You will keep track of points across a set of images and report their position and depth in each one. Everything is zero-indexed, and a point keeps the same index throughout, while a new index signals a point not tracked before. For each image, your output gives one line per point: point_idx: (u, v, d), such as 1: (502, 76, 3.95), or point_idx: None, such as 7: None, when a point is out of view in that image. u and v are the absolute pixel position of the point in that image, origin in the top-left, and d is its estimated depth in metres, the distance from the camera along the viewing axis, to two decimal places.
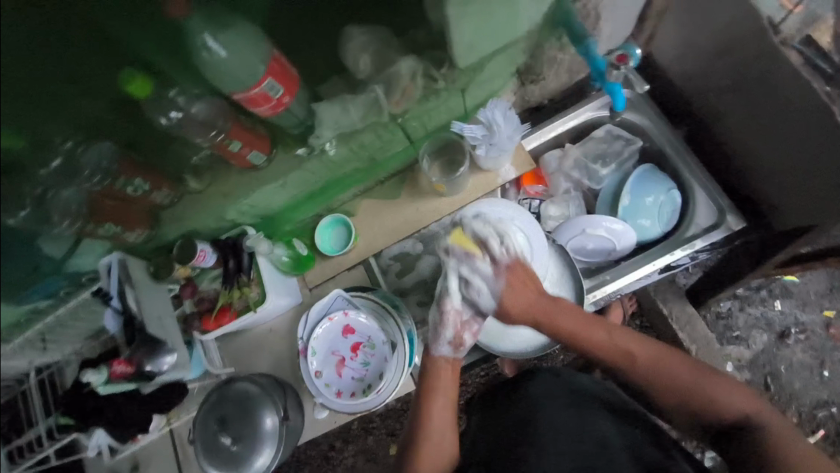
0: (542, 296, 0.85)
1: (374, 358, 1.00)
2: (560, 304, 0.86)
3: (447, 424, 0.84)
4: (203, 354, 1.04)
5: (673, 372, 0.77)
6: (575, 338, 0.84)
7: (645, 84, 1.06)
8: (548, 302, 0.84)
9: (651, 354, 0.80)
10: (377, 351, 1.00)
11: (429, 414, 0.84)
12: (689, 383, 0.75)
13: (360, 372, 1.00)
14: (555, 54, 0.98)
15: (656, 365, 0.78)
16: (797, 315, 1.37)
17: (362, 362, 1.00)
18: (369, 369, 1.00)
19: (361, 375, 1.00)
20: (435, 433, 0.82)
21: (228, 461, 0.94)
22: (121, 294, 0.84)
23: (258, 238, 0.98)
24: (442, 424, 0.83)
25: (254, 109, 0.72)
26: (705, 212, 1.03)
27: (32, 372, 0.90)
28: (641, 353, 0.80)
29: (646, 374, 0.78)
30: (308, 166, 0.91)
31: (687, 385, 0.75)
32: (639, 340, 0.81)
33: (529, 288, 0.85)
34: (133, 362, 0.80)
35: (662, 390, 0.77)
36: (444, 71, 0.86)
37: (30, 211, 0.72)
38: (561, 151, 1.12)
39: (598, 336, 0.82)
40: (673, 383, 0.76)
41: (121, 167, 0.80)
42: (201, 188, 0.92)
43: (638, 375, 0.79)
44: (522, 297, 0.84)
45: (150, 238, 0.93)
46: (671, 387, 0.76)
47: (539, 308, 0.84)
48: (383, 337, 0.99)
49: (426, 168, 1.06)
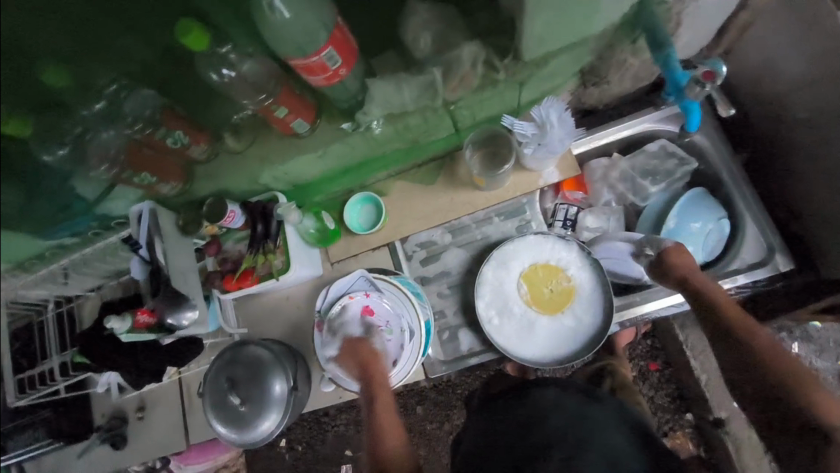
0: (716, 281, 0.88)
1: (389, 344, 0.99)
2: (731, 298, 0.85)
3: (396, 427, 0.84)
4: (219, 310, 1.05)
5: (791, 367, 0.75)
6: (724, 308, 0.82)
7: (731, 107, 0.91)
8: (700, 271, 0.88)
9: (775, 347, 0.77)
10: (393, 339, 0.99)
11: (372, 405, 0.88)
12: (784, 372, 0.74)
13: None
14: (626, 59, 0.91)
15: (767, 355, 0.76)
16: (812, 359, 1.32)
17: (377, 346, 1.00)
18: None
19: None
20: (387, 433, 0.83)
21: (234, 421, 0.95)
22: (150, 245, 0.83)
23: (290, 207, 0.95)
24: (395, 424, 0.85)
25: (308, 77, 0.69)
26: (751, 248, 0.99)
27: (52, 302, 0.98)
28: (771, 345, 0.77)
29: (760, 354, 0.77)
30: (350, 140, 0.88)
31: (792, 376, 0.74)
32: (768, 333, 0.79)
33: (692, 264, 0.88)
34: (156, 313, 0.80)
35: (771, 375, 0.75)
36: (507, 61, 0.81)
37: (68, 149, 0.75)
38: (609, 161, 1.07)
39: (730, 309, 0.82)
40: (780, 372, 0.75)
41: (163, 117, 0.79)
42: (239, 149, 0.90)
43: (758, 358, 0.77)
44: (686, 257, 0.89)
45: (183, 192, 0.92)
46: (792, 379, 0.74)
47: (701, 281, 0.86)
48: (402, 325, 0.98)
49: (467, 159, 1.01)
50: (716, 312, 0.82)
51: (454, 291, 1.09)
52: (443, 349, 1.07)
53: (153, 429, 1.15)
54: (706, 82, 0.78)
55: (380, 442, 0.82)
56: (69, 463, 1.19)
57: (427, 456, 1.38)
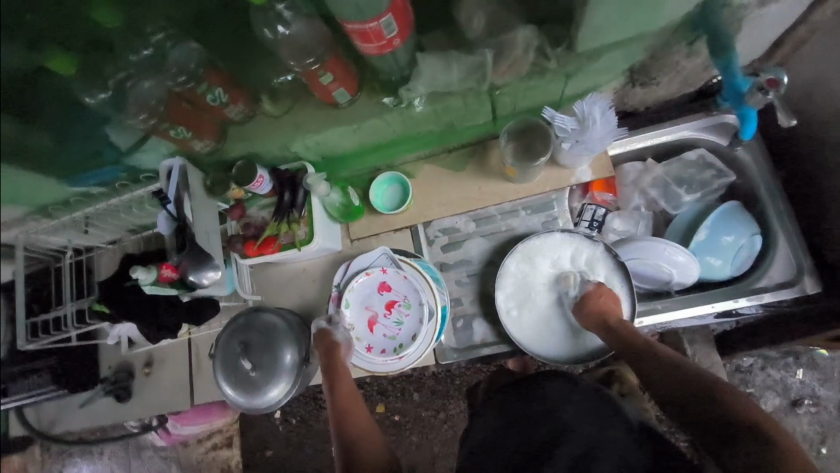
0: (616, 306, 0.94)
1: (408, 318, 0.99)
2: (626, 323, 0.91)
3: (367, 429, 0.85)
4: (236, 274, 1.04)
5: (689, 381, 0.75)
6: (624, 332, 0.89)
7: (793, 118, 0.81)
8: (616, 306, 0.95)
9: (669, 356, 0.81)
10: (413, 312, 0.98)
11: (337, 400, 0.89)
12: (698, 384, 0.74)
13: (393, 331, 0.99)
14: (679, 61, 0.89)
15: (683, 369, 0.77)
16: (815, 387, 1.31)
17: (396, 321, 0.99)
18: (401, 330, 0.99)
19: (393, 333, 0.99)
20: (354, 423, 0.86)
21: (244, 385, 0.95)
22: (178, 201, 0.82)
23: (319, 178, 0.94)
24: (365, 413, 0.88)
25: (360, 44, 0.67)
26: (781, 267, 0.97)
27: (69, 251, 0.96)
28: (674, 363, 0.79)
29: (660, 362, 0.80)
30: (388, 116, 0.86)
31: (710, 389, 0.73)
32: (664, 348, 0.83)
33: (611, 308, 0.93)
34: (179, 269, 0.80)
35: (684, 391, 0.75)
36: (559, 50, 0.79)
37: (108, 95, 0.76)
38: (643, 166, 1.05)
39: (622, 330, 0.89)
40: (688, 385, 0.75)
41: (207, 72, 0.77)
42: (275, 113, 0.88)
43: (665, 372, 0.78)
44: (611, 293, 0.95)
45: (215, 152, 0.91)
46: (695, 385, 0.74)
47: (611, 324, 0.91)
48: (420, 300, 0.98)
49: (502, 147, 0.99)
50: (621, 336, 0.88)
51: (471, 281, 1.08)
52: (456, 337, 1.07)
53: (158, 385, 1.16)
54: (769, 90, 0.77)
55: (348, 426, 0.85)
56: (71, 410, 1.19)
57: (420, 442, 1.39)
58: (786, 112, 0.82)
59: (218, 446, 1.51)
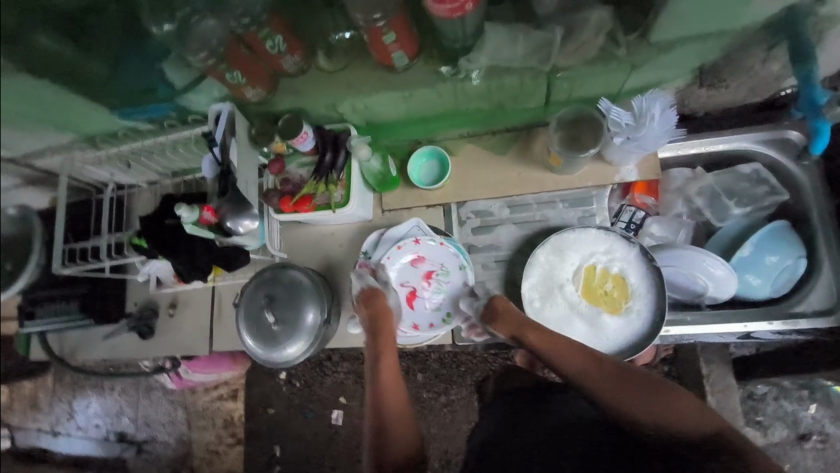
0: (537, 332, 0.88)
1: (448, 285, 1.03)
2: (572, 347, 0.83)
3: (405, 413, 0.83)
4: (266, 228, 1.05)
5: (640, 390, 0.72)
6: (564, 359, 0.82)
7: None
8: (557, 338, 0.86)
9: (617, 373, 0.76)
10: (453, 280, 1.03)
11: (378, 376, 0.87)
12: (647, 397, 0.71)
13: (435, 301, 1.03)
14: (753, 65, 0.84)
15: (630, 380, 0.74)
16: (826, 425, 1.28)
17: (436, 291, 1.03)
18: (443, 299, 1.03)
19: (436, 304, 1.03)
20: (391, 401, 0.84)
21: (265, 338, 0.96)
22: (224, 145, 0.83)
23: (362, 142, 0.93)
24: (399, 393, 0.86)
25: (432, 4, 0.64)
26: (823, 295, 0.93)
27: (111, 186, 1.00)
28: (615, 372, 0.76)
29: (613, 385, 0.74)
30: (441, 87, 0.85)
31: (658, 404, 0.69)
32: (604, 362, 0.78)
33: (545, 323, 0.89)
34: (219, 213, 0.82)
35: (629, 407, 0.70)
36: (631, 38, 0.76)
37: (173, 27, 0.75)
38: (692, 173, 1.02)
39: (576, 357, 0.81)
40: (640, 394, 0.71)
41: (270, 17, 0.76)
42: (330, 70, 0.87)
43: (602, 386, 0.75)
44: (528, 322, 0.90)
45: (264, 102, 0.91)
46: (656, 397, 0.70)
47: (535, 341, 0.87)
48: (458, 265, 1.02)
49: (550, 133, 0.96)
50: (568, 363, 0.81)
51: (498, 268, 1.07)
52: None
53: (180, 329, 1.18)
54: None
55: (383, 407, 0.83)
56: (94, 342, 1.23)
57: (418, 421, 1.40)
58: None
59: (222, 397, 1.55)
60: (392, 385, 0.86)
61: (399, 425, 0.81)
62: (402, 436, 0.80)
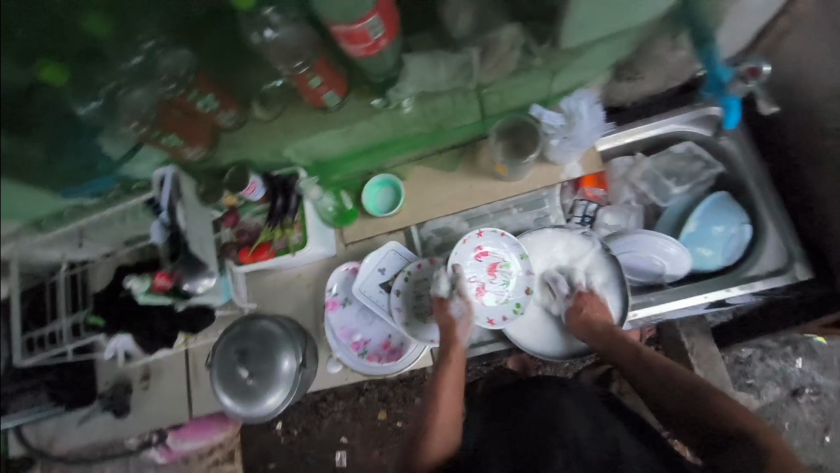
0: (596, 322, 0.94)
1: (512, 275, 1.00)
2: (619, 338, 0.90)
3: (449, 415, 0.82)
4: (230, 283, 1.02)
5: (678, 388, 0.78)
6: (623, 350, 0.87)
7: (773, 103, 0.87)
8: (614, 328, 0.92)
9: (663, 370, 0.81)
10: (515, 272, 1.00)
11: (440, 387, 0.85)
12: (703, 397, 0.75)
13: (503, 293, 1.00)
14: (663, 54, 0.90)
15: (676, 375, 0.79)
16: (814, 376, 1.31)
17: (503, 282, 1.00)
18: (510, 288, 1.00)
19: (504, 295, 1.00)
20: (442, 428, 0.80)
21: (241, 394, 0.94)
22: (171, 209, 0.81)
23: (311, 183, 0.96)
24: (450, 415, 0.82)
25: (347, 45, 0.67)
26: (772, 254, 0.98)
27: (63, 265, 0.96)
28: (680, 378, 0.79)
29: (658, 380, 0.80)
30: (377, 118, 0.87)
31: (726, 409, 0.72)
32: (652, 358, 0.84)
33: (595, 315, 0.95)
34: (173, 277, 0.80)
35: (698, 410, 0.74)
36: (544, 48, 0.80)
37: (101, 103, 0.77)
38: (632, 160, 1.07)
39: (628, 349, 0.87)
40: (676, 392, 0.78)
41: (196, 79, 0.78)
42: (266, 119, 0.88)
43: (667, 384, 0.79)
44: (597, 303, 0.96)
45: (207, 159, 0.91)
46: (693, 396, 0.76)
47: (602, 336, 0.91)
48: (519, 253, 1.00)
49: (491, 145, 1.00)
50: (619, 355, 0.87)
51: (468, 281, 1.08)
52: None
53: (157, 400, 1.14)
54: (749, 79, 0.78)
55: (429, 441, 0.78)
56: (71, 429, 1.18)
57: None
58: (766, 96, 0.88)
59: None
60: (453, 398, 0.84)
61: (444, 429, 0.80)
62: (441, 438, 0.79)
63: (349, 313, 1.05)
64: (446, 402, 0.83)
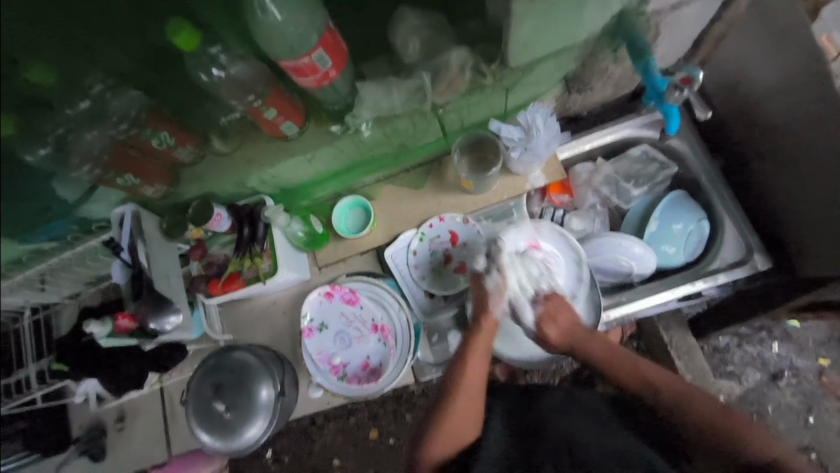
0: (578, 327, 0.92)
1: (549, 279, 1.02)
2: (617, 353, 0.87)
3: (472, 401, 0.81)
4: (203, 317, 1.03)
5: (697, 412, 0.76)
6: (612, 363, 0.86)
7: (709, 111, 0.95)
8: (595, 339, 0.90)
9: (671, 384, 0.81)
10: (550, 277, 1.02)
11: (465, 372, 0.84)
12: (710, 422, 0.75)
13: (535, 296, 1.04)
14: (607, 66, 0.95)
15: (686, 395, 0.78)
16: (793, 359, 1.36)
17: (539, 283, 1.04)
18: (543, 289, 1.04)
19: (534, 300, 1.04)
20: (465, 402, 0.80)
21: (219, 428, 0.93)
22: (132, 248, 0.81)
23: (278, 210, 0.95)
24: (477, 384, 0.83)
25: (298, 79, 0.69)
26: (731, 247, 1.03)
27: (28, 310, 0.93)
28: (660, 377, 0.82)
29: (672, 402, 0.79)
30: (339, 143, 0.88)
31: (712, 416, 0.75)
32: (662, 373, 0.83)
33: (569, 323, 0.92)
34: (137, 317, 0.79)
35: (684, 414, 0.77)
36: (494, 67, 0.82)
37: (49, 150, 0.73)
38: (593, 166, 1.10)
39: (627, 364, 0.85)
40: (695, 415, 0.76)
41: (149, 117, 0.78)
42: (226, 151, 0.89)
43: (678, 407, 0.78)
44: (568, 315, 0.92)
45: (168, 195, 0.90)
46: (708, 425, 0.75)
47: (578, 338, 0.91)
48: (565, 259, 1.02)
49: (456, 162, 1.02)
50: (615, 371, 0.85)
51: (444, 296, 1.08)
52: (433, 352, 1.07)
53: (133, 441, 1.11)
54: (684, 88, 0.83)
55: (450, 408, 0.79)
56: None
57: None
58: (704, 106, 0.96)
59: None
60: (478, 384, 0.83)
61: (463, 419, 0.79)
62: (457, 427, 0.78)
63: (326, 339, 1.03)
64: (470, 388, 0.82)
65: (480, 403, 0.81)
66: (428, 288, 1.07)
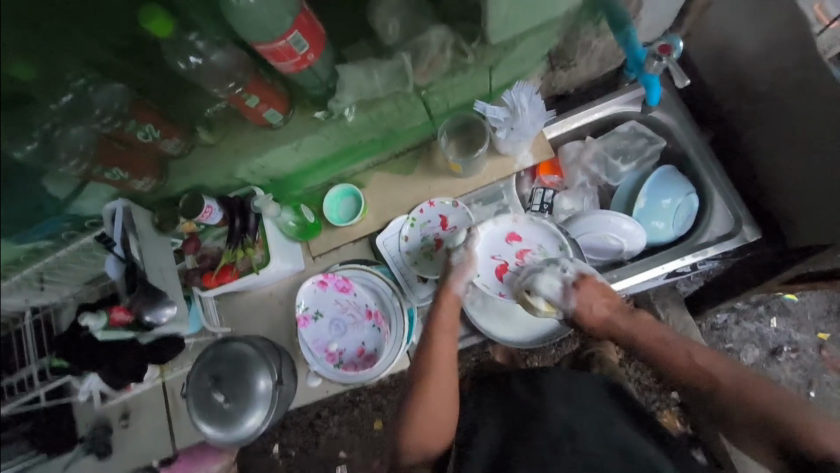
0: (618, 311, 0.90)
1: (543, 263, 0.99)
2: (645, 323, 0.88)
3: (447, 393, 0.83)
4: (200, 311, 1.04)
5: (762, 400, 0.74)
6: (655, 345, 0.85)
7: (686, 78, 0.92)
8: (630, 318, 0.90)
9: (731, 374, 0.78)
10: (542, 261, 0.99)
11: (434, 352, 0.87)
12: (787, 422, 0.71)
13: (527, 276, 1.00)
14: (590, 41, 0.95)
15: (748, 396, 0.75)
16: (791, 334, 1.35)
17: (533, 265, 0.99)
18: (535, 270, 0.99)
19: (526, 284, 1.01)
20: (433, 387, 0.83)
21: (219, 418, 0.94)
22: (124, 243, 0.82)
23: (267, 200, 0.95)
24: (445, 366, 0.85)
25: (277, 64, 0.71)
26: (720, 220, 1.03)
27: (28, 310, 0.94)
28: (723, 370, 0.78)
29: (726, 397, 0.77)
30: (325, 130, 0.89)
31: (777, 412, 0.72)
32: (718, 358, 0.79)
33: (608, 307, 0.90)
34: (132, 311, 0.80)
35: (745, 404, 0.75)
36: (474, 46, 0.82)
37: (37, 145, 0.73)
38: (582, 143, 1.09)
39: (674, 352, 0.83)
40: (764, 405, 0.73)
41: (133, 110, 0.78)
42: (213, 142, 0.89)
43: (744, 408, 0.75)
44: (600, 285, 0.90)
45: (158, 189, 0.91)
46: (769, 419, 0.72)
47: (614, 322, 0.89)
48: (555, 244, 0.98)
49: (443, 145, 1.02)
50: (661, 362, 0.84)
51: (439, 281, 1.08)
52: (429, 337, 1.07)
53: (139, 437, 1.12)
54: (662, 57, 0.83)
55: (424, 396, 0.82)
56: None
57: None
58: (681, 73, 0.93)
59: None
60: (446, 369, 0.85)
61: (439, 408, 0.81)
62: (435, 417, 0.81)
63: (322, 327, 1.04)
64: (440, 372, 0.84)
65: (447, 388, 0.83)
66: (420, 273, 1.06)
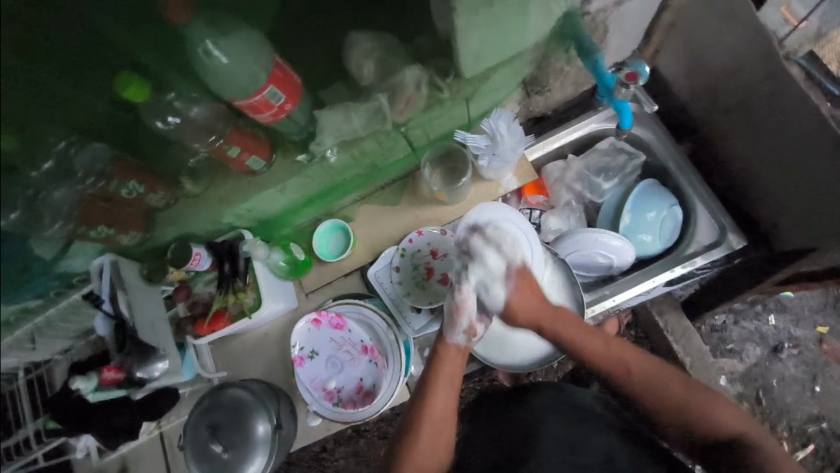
0: (544, 302, 0.87)
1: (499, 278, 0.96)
2: (567, 318, 0.87)
3: (440, 442, 0.78)
4: (194, 357, 1.03)
5: (666, 383, 0.78)
6: (580, 351, 0.84)
7: (654, 105, 1.08)
8: (549, 310, 0.87)
9: (643, 367, 0.81)
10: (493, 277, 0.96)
11: (430, 409, 0.79)
12: (694, 411, 0.76)
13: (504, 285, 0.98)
14: (561, 67, 0.98)
15: (664, 389, 0.78)
16: (791, 330, 1.35)
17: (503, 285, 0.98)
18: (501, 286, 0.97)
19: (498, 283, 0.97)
20: (425, 442, 0.77)
21: (218, 468, 0.92)
22: (113, 300, 0.81)
23: (256, 243, 0.96)
24: (444, 411, 0.80)
25: (255, 116, 0.73)
26: (706, 229, 1.04)
27: (21, 371, 0.90)
28: (636, 362, 0.81)
29: (641, 387, 0.79)
30: (309, 171, 0.90)
31: (685, 412, 0.76)
32: (634, 349, 0.83)
33: (534, 300, 0.87)
34: (123, 368, 0.80)
35: (651, 397, 0.78)
36: (449, 81, 0.85)
37: (20, 213, 0.70)
38: (564, 163, 1.11)
39: (599, 344, 0.83)
40: (665, 393, 0.78)
41: (114, 169, 0.80)
42: (198, 191, 0.90)
43: (663, 402, 0.77)
44: (524, 293, 0.86)
45: (144, 241, 0.91)
46: (683, 406, 0.77)
47: (540, 313, 0.87)
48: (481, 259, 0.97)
49: (427, 177, 1.03)
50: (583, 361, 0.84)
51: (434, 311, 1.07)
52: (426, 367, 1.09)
53: None
54: (630, 83, 0.89)
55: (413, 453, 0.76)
56: None
57: None
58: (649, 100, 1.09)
59: None
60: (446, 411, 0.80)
61: (430, 455, 0.76)
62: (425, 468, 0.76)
63: (318, 365, 1.03)
64: (439, 415, 0.79)
65: (443, 446, 0.78)
66: (412, 304, 1.06)
